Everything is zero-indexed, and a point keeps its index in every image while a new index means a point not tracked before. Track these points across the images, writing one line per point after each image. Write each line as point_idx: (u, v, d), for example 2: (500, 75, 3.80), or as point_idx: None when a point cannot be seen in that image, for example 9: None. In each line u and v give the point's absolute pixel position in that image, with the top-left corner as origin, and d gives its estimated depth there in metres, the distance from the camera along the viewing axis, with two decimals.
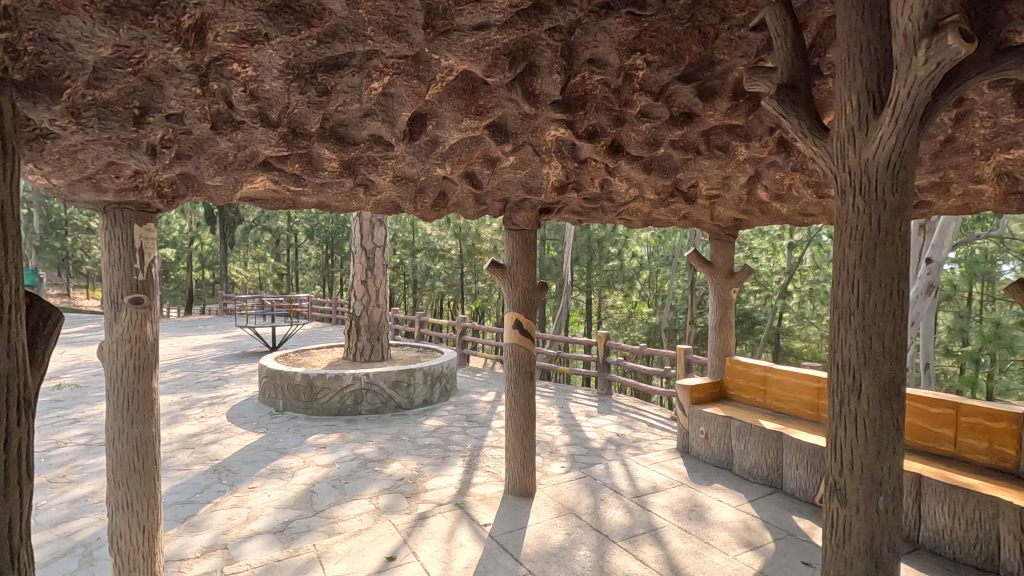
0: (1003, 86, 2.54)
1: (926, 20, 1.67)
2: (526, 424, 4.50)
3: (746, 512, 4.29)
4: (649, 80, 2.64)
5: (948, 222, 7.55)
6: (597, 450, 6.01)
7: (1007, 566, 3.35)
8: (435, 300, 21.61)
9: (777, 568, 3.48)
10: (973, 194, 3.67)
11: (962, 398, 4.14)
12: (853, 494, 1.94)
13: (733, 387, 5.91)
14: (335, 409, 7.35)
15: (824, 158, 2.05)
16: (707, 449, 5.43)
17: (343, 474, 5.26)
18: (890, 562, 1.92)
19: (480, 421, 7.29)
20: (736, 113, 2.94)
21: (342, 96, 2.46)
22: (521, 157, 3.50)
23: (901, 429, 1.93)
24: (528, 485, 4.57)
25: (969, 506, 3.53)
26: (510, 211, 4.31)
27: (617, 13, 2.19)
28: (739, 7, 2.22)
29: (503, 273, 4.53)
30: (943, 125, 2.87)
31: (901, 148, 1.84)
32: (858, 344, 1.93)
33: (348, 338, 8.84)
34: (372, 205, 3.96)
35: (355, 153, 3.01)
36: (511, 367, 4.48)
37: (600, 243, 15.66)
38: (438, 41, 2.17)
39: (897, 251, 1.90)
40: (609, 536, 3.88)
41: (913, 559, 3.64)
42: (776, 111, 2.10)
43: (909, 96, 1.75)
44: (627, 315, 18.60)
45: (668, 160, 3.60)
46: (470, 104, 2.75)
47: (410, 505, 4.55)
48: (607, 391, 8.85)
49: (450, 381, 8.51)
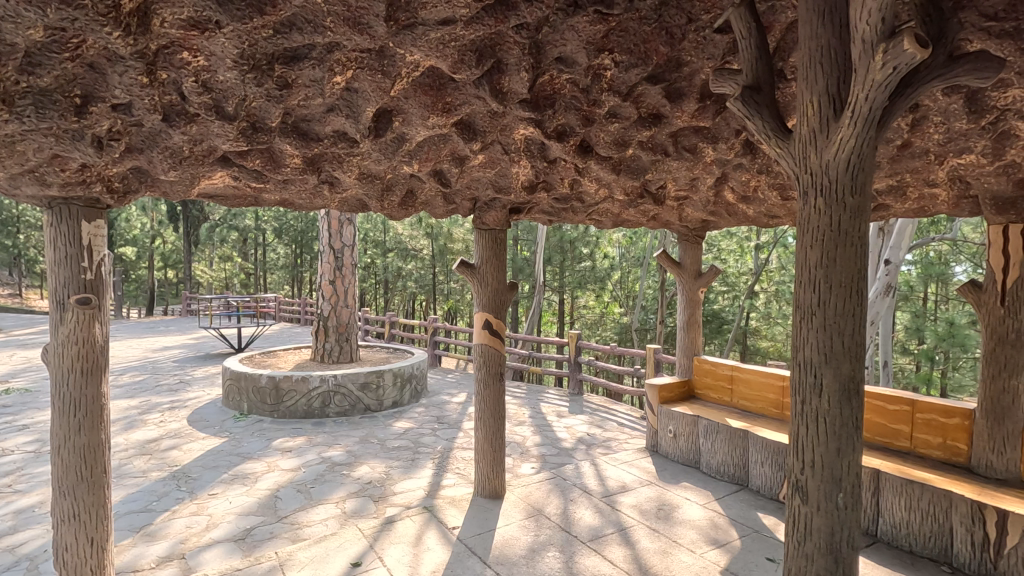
0: (955, 93, 2.60)
1: (884, 24, 1.68)
2: (496, 424, 4.46)
3: (713, 510, 4.34)
4: (617, 80, 2.63)
5: (905, 225, 7.80)
6: (567, 450, 6.02)
7: (960, 557, 3.48)
8: (406, 301, 21.41)
9: (742, 565, 3.52)
10: (928, 198, 3.80)
11: (918, 396, 4.28)
12: (814, 492, 1.97)
13: (700, 386, 5.99)
14: (301, 411, 7.18)
15: (786, 159, 2.08)
16: (676, 447, 5.49)
17: (309, 479, 5.14)
18: (850, 559, 1.95)
19: (451, 422, 7.22)
20: (703, 115, 2.97)
21: (303, 89, 2.40)
22: (490, 156, 3.47)
23: (860, 427, 1.96)
24: (497, 486, 4.54)
25: (924, 500, 3.64)
26: (480, 211, 4.27)
27: (584, 12, 2.17)
28: (705, 8, 2.23)
29: (472, 273, 4.48)
30: (900, 130, 2.94)
31: (860, 151, 1.88)
32: (820, 344, 1.95)
33: (316, 339, 8.65)
34: (337, 203, 3.88)
35: (319, 149, 2.93)
36: (480, 367, 4.43)
37: (573, 243, 15.74)
38: (402, 35, 2.12)
39: (857, 251, 1.93)
40: (578, 536, 3.88)
41: (871, 552, 3.74)
42: (741, 112, 2.12)
43: (868, 99, 1.78)
44: (599, 315, 18.77)
45: (636, 161, 3.61)
46: (437, 101, 2.70)
47: (378, 509, 4.47)
48: (578, 390, 8.87)
49: (421, 382, 8.42)
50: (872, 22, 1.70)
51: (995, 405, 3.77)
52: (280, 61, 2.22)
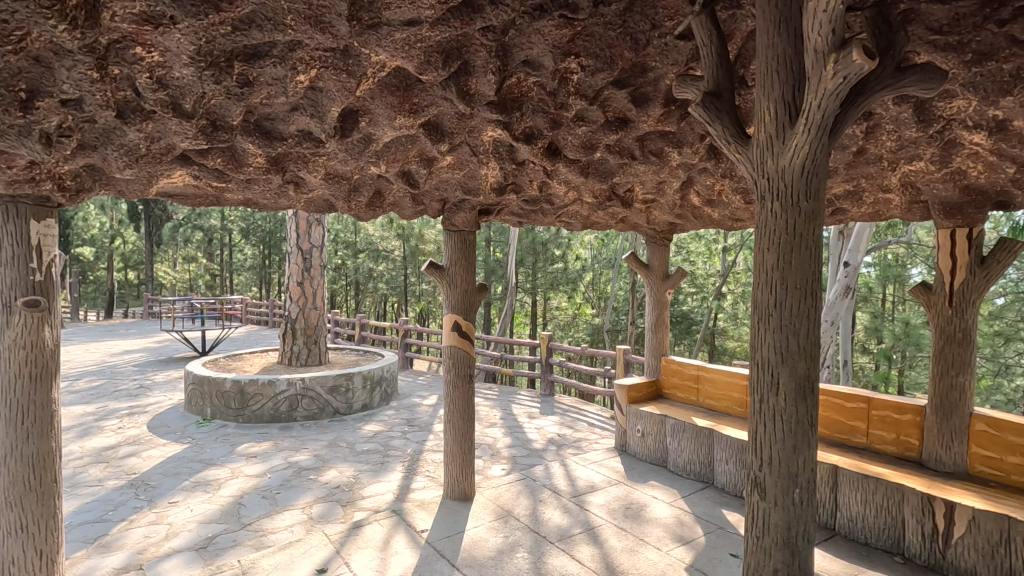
0: (904, 103, 2.72)
1: (834, 36, 1.74)
2: (465, 426, 4.45)
3: (680, 508, 4.41)
4: (583, 84, 2.66)
5: (863, 229, 8.07)
6: (538, 451, 6.04)
7: (911, 548, 3.62)
8: (378, 303, 21.16)
9: (706, 561, 3.59)
10: (882, 203, 3.96)
11: (874, 393, 4.45)
12: (772, 487, 2.02)
13: (668, 386, 6.09)
14: (267, 416, 7.03)
15: (745, 164, 2.13)
16: (644, 447, 5.57)
17: (275, 484, 5.03)
18: (806, 553, 2.01)
19: (422, 425, 7.17)
20: (669, 120, 3.03)
21: (266, 88, 2.36)
22: (458, 157, 3.47)
23: (814, 424, 2.02)
24: (467, 488, 4.53)
25: (878, 493, 3.78)
26: (449, 212, 4.25)
27: (550, 16, 2.19)
28: (668, 15, 2.26)
29: (441, 275, 4.46)
30: (855, 137, 3.06)
31: (814, 158, 1.94)
32: (777, 343, 2.01)
33: (284, 341, 8.48)
34: (304, 204, 3.82)
35: (282, 149, 2.89)
36: (449, 369, 4.41)
37: (545, 245, 15.82)
38: (366, 35, 2.11)
39: (811, 254, 2.00)
40: (546, 537, 3.90)
41: (829, 545, 3.85)
42: (703, 118, 2.17)
43: (820, 107, 1.85)
44: (571, 316, 18.86)
45: (604, 164, 3.66)
46: (404, 101, 2.68)
47: (346, 513, 4.41)
48: (550, 391, 8.90)
49: (391, 385, 8.34)
50: (823, 33, 1.76)
51: (944, 402, 3.94)
52: (239, 58, 2.19)
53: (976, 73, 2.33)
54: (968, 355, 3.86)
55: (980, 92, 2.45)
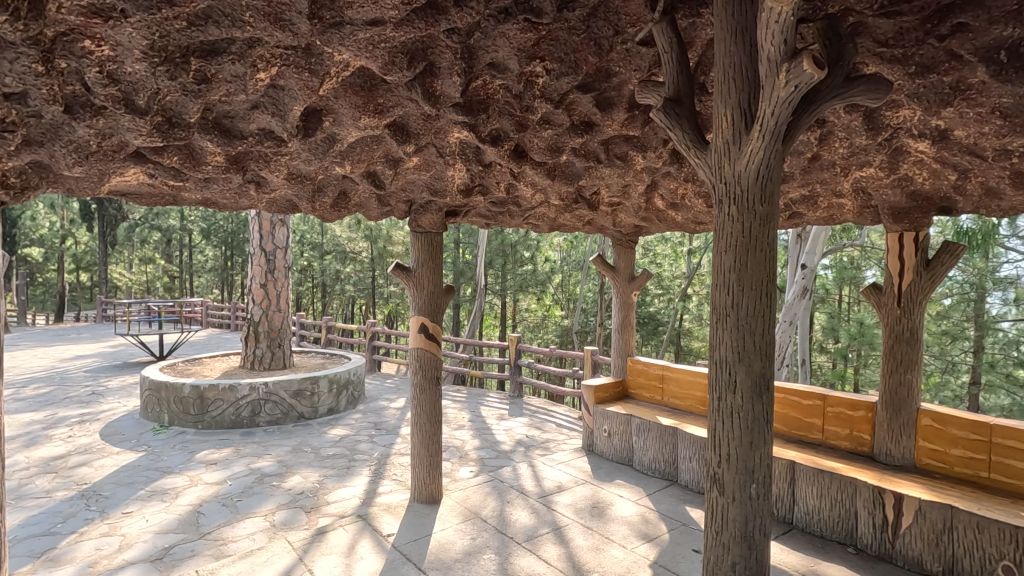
0: (854, 111, 2.84)
1: (786, 46, 1.81)
2: (432, 429, 4.43)
3: (645, 506, 4.49)
4: (549, 87, 2.69)
5: (819, 232, 8.34)
6: (506, 452, 6.05)
7: (863, 539, 3.76)
8: (345, 305, 20.81)
9: (669, 557, 3.66)
10: (836, 207, 4.12)
11: (829, 391, 4.62)
12: (730, 483, 2.08)
13: (634, 386, 6.19)
14: (228, 421, 6.85)
15: (704, 169, 2.19)
16: (610, 446, 5.64)
17: (236, 492, 4.90)
18: (763, 546, 2.07)
19: (390, 428, 7.10)
20: (632, 124, 3.10)
21: (224, 85, 2.31)
22: (424, 158, 3.45)
23: (770, 421, 2.09)
24: (434, 491, 4.51)
25: (833, 487, 3.92)
26: (415, 213, 4.22)
27: (514, 19, 2.21)
28: (630, 22, 2.29)
29: (408, 277, 4.42)
30: (809, 143, 3.17)
31: (769, 163, 2.01)
32: (734, 343, 2.07)
33: (246, 345, 8.26)
34: (265, 204, 3.74)
35: (242, 147, 2.82)
36: (416, 371, 4.38)
37: (514, 247, 15.86)
38: (328, 34, 2.09)
39: (765, 256, 2.06)
40: (513, 537, 3.91)
41: (787, 538, 3.97)
42: (664, 123, 2.23)
43: (774, 115, 1.91)
44: (541, 318, 18.92)
45: (570, 168, 3.70)
46: (368, 101, 2.65)
47: (310, 519, 4.33)
48: (519, 392, 8.90)
49: (358, 388, 8.23)
50: (776, 42, 1.82)
51: (893, 397, 4.12)
52: (196, 54, 2.14)
53: (919, 84, 2.46)
54: (916, 353, 4.05)
55: (923, 102, 2.58)
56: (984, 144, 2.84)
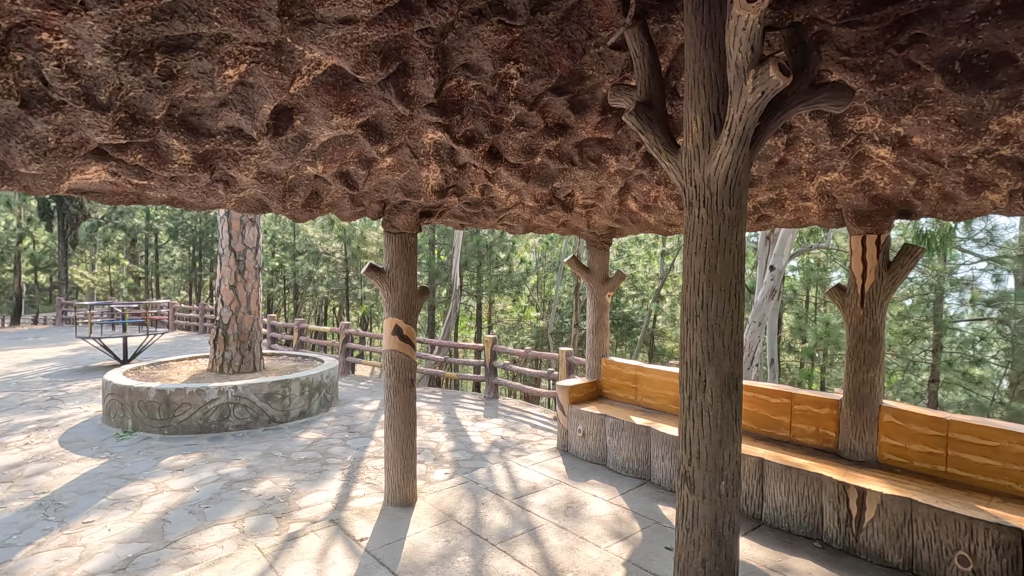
0: (819, 117, 2.92)
1: (753, 52, 1.85)
2: (407, 431, 4.40)
3: (618, 505, 4.53)
4: (523, 89, 2.70)
5: (787, 234, 8.54)
6: (481, 454, 6.04)
7: (828, 533, 3.87)
8: (318, 306, 20.49)
9: (642, 555, 3.71)
10: (802, 210, 4.23)
11: (796, 389, 4.74)
12: (700, 481, 2.12)
13: (608, 386, 6.25)
14: (196, 426, 6.68)
15: (675, 172, 2.23)
16: (584, 446, 5.68)
17: (203, 498, 4.78)
18: (731, 542, 2.12)
19: (363, 431, 7.01)
20: (606, 127, 3.13)
21: (191, 81, 2.26)
22: (398, 159, 3.43)
23: (739, 419, 2.13)
24: (408, 493, 4.47)
25: (800, 482, 4.02)
26: (389, 214, 4.18)
27: (488, 21, 2.21)
28: (604, 26, 2.31)
29: (382, 278, 4.38)
30: (776, 148, 3.26)
31: (737, 167, 2.05)
32: (703, 342, 2.11)
33: (214, 348, 8.07)
34: (234, 204, 3.67)
35: (210, 145, 2.76)
36: (389, 373, 4.34)
37: (489, 248, 15.85)
38: (299, 31, 2.06)
39: (733, 258, 2.11)
40: (487, 539, 3.91)
41: (756, 534, 4.06)
42: (636, 127, 2.26)
43: (742, 119, 1.96)
44: (516, 319, 18.93)
45: (545, 169, 3.72)
46: (340, 101, 2.62)
47: (281, 525, 4.25)
48: (494, 394, 8.90)
49: (330, 391, 8.12)
50: (744, 49, 1.86)
51: (856, 395, 4.25)
52: (161, 50, 2.08)
53: (880, 92, 2.55)
54: (878, 352, 4.18)
55: (884, 109, 2.68)
56: (940, 151, 2.96)
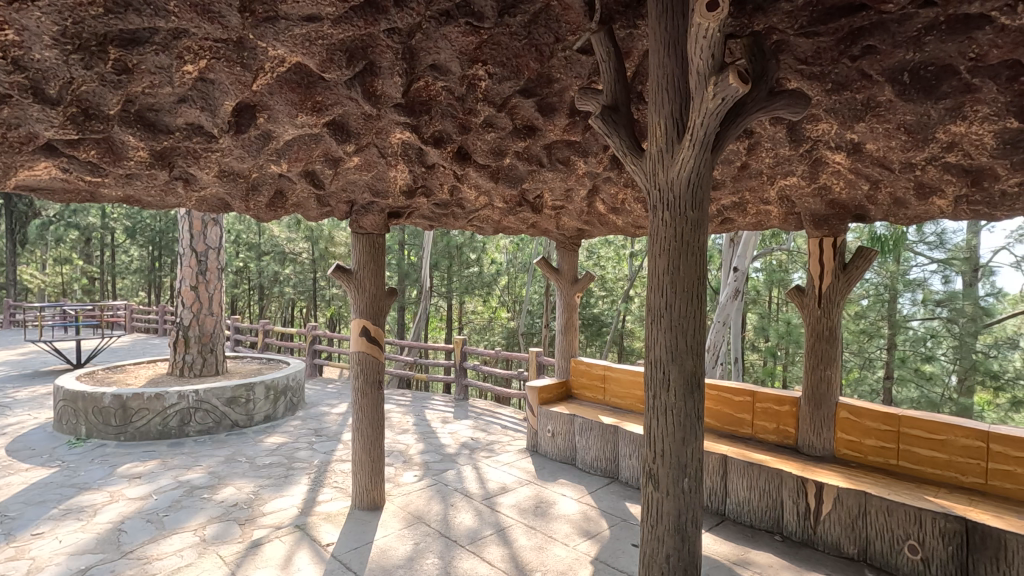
0: (778, 124, 3.02)
1: (713, 60, 1.90)
2: (374, 434, 4.35)
3: (587, 504, 4.57)
4: (491, 91, 2.71)
5: (750, 236, 8.77)
6: (451, 455, 6.01)
7: (788, 527, 3.99)
8: (285, 308, 20.06)
9: (610, 552, 3.75)
10: (763, 214, 4.36)
11: (758, 387, 4.88)
12: (664, 478, 2.16)
13: (577, 386, 6.30)
14: (154, 432, 6.46)
15: (639, 175, 2.27)
16: (554, 446, 5.72)
17: (162, 506, 4.62)
18: (694, 537, 2.17)
19: (331, 434, 6.90)
20: (574, 130, 3.17)
21: (147, 76, 2.19)
22: (366, 159, 3.39)
23: (701, 417, 2.18)
24: (376, 497, 4.42)
25: (761, 478, 4.14)
26: (357, 214, 4.13)
27: (455, 22, 2.20)
28: (570, 30, 2.33)
29: (349, 279, 4.32)
30: (738, 153, 3.35)
31: (699, 171, 2.11)
32: (667, 342, 2.15)
33: (174, 351, 7.82)
34: (194, 203, 3.56)
35: (169, 143, 2.68)
36: (357, 375, 4.29)
37: (460, 249, 15.79)
38: (261, 28, 2.03)
39: (696, 259, 2.16)
40: (456, 540, 3.90)
41: (719, 529, 4.16)
42: (602, 130, 2.30)
43: (703, 125, 2.01)
44: (487, 320, 18.90)
45: (514, 171, 3.74)
46: (305, 99, 2.58)
47: (244, 532, 4.14)
48: (464, 395, 8.87)
49: (296, 394, 7.96)
50: (705, 57, 1.91)
51: (815, 393, 4.39)
52: (115, 43, 2.01)
53: (835, 100, 2.65)
54: (834, 351, 4.33)
55: (839, 116, 2.78)
56: (891, 158, 3.10)
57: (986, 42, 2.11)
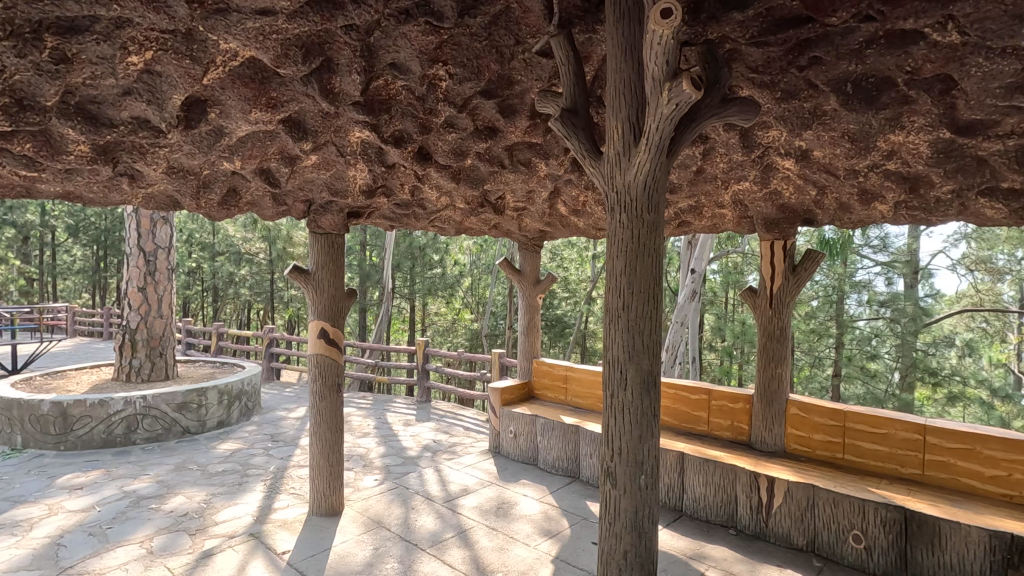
0: (730, 130, 3.12)
1: (668, 66, 1.95)
2: (333, 438, 4.27)
3: (548, 504, 4.60)
4: (452, 91, 2.70)
5: (707, 239, 9.01)
6: (412, 458, 5.95)
7: (742, 521, 4.12)
8: (240, 310, 19.41)
9: (571, 551, 3.79)
10: (718, 217, 4.50)
11: (713, 385, 5.02)
12: (621, 476, 2.19)
13: (539, 387, 6.34)
14: (97, 440, 6.15)
15: (598, 178, 2.31)
16: (516, 447, 5.73)
17: (106, 518, 4.40)
18: (651, 533, 2.21)
19: (288, 439, 6.72)
20: (534, 131, 3.19)
21: (88, 66, 2.10)
22: (323, 157, 3.33)
23: (657, 415, 2.23)
24: (334, 502, 4.33)
25: (717, 474, 4.25)
26: (314, 214, 4.04)
27: (415, 21, 2.18)
28: (531, 33, 2.34)
29: (307, 280, 4.21)
30: (694, 157, 3.44)
31: (654, 174, 2.15)
32: (625, 342, 2.19)
33: (120, 355, 7.46)
34: (141, 200, 3.42)
35: (112, 136, 2.57)
36: (315, 378, 4.19)
37: (423, 250, 15.65)
38: (212, 20, 1.97)
39: (653, 261, 2.20)
40: (417, 544, 3.86)
41: (676, 525, 4.25)
42: (561, 132, 2.32)
43: (658, 130, 2.06)
44: (450, 321, 18.78)
45: (475, 172, 3.73)
46: (260, 94, 2.50)
47: (194, 542, 3.99)
48: (426, 397, 8.79)
49: (252, 399, 7.73)
50: (660, 63, 1.95)
51: (767, 390, 4.54)
52: (51, 31, 1.92)
53: (784, 108, 2.75)
54: (784, 349, 4.50)
55: (788, 124, 2.89)
56: (837, 164, 3.24)
57: (921, 56, 2.24)
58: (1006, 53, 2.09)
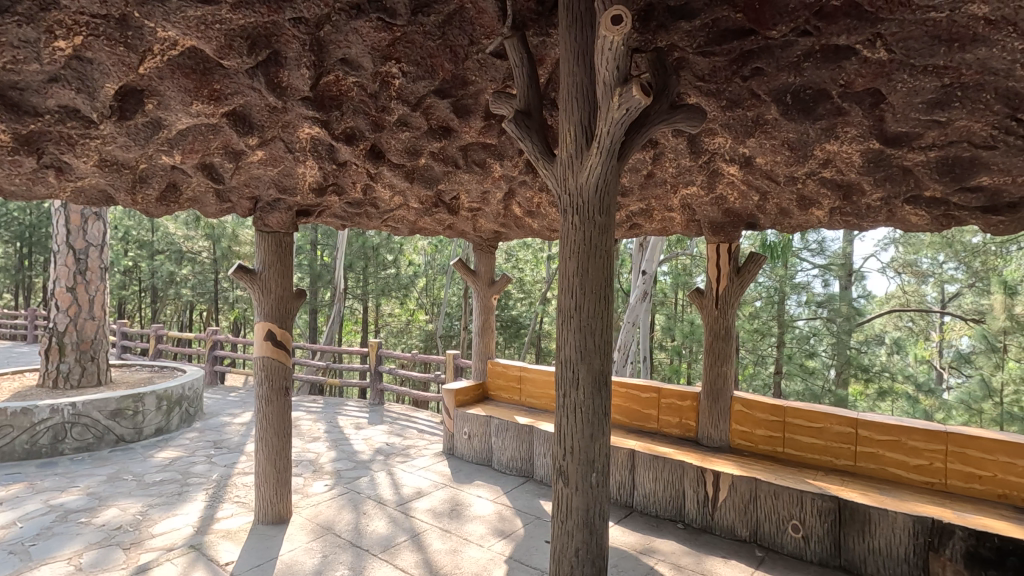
0: (679, 136, 3.21)
1: (618, 72, 1.99)
2: (280, 443, 4.13)
3: (502, 504, 4.61)
4: (405, 89, 2.67)
5: (657, 242, 9.25)
6: (364, 462, 5.83)
7: (689, 515, 4.25)
8: (181, 311, 18.51)
9: (524, 550, 3.81)
10: (667, 220, 4.62)
11: (663, 384, 5.16)
12: (573, 474, 2.22)
13: (493, 388, 6.34)
14: (20, 451, 5.73)
15: (551, 180, 2.33)
16: (470, 448, 5.72)
17: (29, 534, 4.10)
18: (601, 529, 2.25)
19: (232, 446, 6.46)
20: (489, 132, 3.19)
21: (9, 49, 1.97)
22: (271, 153, 3.22)
23: (608, 414, 2.27)
24: (282, 509, 4.20)
25: (666, 470, 4.37)
26: (261, 212, 3.90)
27: (366, 17, 2.14)
28: (485, 34, 2.34)
29: (253, 280, 4.07)
30: (645, 161, 3.53)
31: (605, 177, 2.19)
32: (577, 342, 2.23)
33: (46, 360, 6.98)
34: (70, 194, 3.21)
35: (36, 125, 2.41)
36: (260, 382, 4.05)
37: (376, 250, 15.37)
38: (149, 6, 1.88)
39: (604, 262, 2.25)
40: (368, 549, 3.78)
41: (627, 521, 4.34)
42: (515, 134, 2.33)
43: (609, 134, 2.10)
44: (404, 322, 18.52)
45: (429, 171, 3.70)
46: (202, 86, 2.40)
47: (129, 556, 3.77)
48: (379, 400, 8.63)
49: (193, 404, 7.39)
50: (611, 68, 1.99)
51: (713, 387, 4.70)
52: None
53: (729, 116, 2.87)
54: (729, 348, 4.67)
55: (733, 131, 3.00)
56: (778, 171, 3.39)
57: (853, 71, 2.37)
58: (927, 71, 2.24)
